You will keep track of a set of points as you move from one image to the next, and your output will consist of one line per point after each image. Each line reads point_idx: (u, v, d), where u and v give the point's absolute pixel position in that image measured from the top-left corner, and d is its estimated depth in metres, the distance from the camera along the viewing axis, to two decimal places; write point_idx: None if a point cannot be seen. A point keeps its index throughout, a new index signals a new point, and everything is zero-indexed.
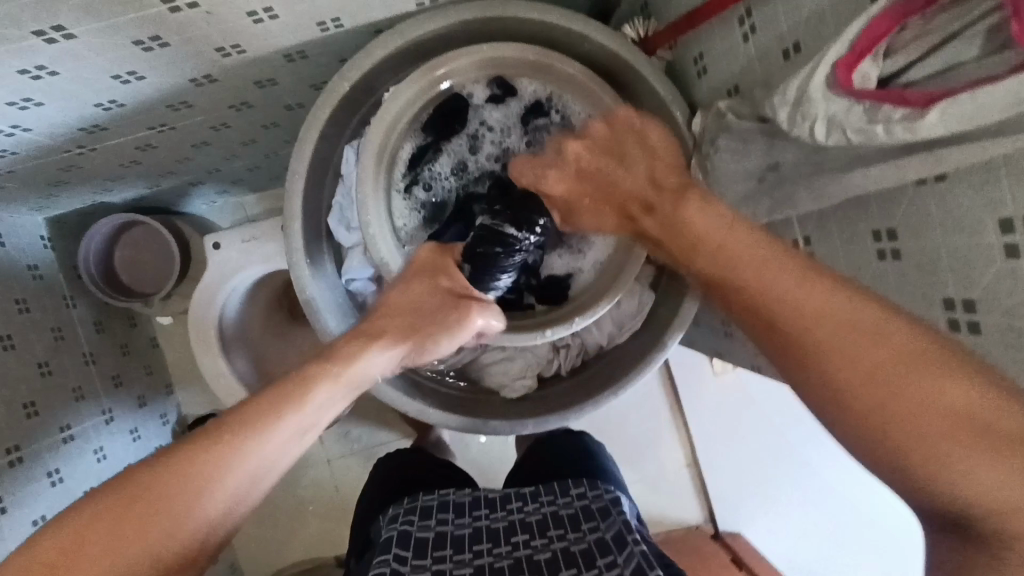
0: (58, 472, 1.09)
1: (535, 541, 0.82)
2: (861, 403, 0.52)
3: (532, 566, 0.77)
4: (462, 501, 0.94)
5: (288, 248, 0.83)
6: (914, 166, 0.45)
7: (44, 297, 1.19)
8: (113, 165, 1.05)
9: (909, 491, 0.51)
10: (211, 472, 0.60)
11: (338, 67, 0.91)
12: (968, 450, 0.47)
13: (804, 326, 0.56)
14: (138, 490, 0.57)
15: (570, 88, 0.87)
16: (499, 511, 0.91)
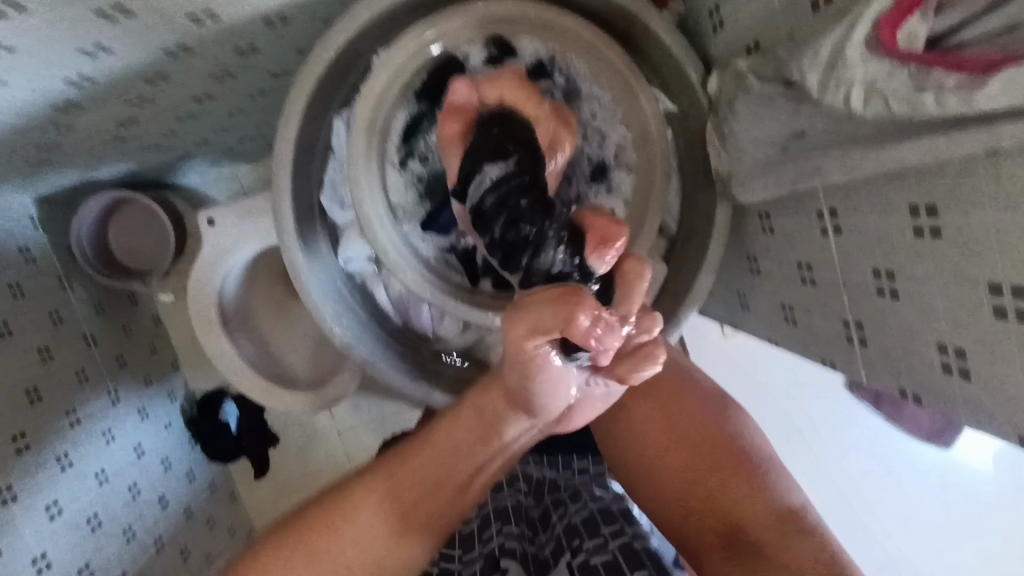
0: (67, 457, 1.08)
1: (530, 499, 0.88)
2: (690, 469, 0.77)
3: (528, 524, 0.83)
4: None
5: (279, 232, 0.79)
6: (965, 139, 0.39)
7: (39, 280, 1.16)
8: (96, 142, 1.00)
9: (720, 532, 0.73)
10: (390, 495, 0.72)
11: (322, 29, 0.84)
12: (750, 477, 0.75)
13: (663, 425, 0.80)
14: (342, 504, 0.72)
15: (574, 47, 0.80)
16: (500, 471, 0.97)
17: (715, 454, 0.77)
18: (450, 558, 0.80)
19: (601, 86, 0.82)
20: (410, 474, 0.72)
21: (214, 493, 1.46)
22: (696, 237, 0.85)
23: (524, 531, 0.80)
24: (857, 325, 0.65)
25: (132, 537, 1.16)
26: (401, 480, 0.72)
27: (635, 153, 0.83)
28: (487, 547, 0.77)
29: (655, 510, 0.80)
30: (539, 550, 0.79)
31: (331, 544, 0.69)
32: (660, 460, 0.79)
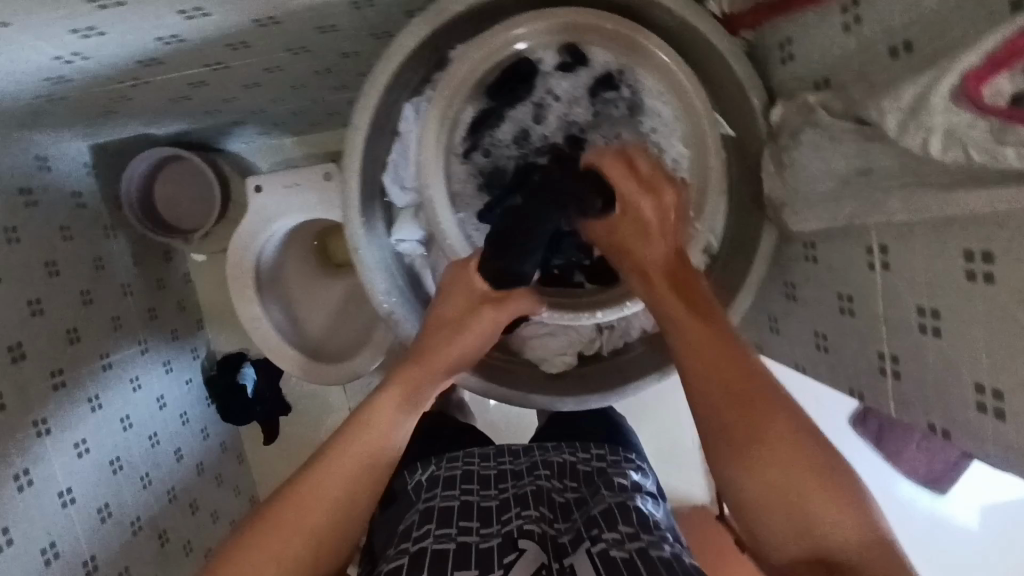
0: (97, 399, 1.11)
1: (549, 488, 0.92)
2: (766, 445, 0.61)
3: (549, 508, 0.87)
4: (487, 454, 1.04)
5: (346, 208, 0.83)
6: None
7: (87, 226, 1.19)
8: (163, 99, 1.03)
9: (799, 543, 0.59)
10: (346, 458, 0.69)
11: (402, 18, 0.87)
12: (846, 492, 0.59)
13: (725, 361, 0.66)
14: (308, 484, 0.67)
15: (644, 62, 0.82)
16: (519, 462, 1.00)
17: (796, 437, 0.61)
18: (468, 529, 0.83)
19: (666, 103, 0.84)
20: (375, 438, 0.72)
21: (225, 453, 1.50)
22: (739, 258, 0.88)
23: (545, 514, 0.85)
24: (892, 358, 0.68)
25: (147, 484, 1.19)
26: (372, 449, 0.71)
27: (691, 170, 0.84)
28: (507, 530, 0.81)
29: (726, 472, 0.64)
30: (560, 533, 0.82)
31: (303, 523, 0.65)
32: (722, 426, 0.64)
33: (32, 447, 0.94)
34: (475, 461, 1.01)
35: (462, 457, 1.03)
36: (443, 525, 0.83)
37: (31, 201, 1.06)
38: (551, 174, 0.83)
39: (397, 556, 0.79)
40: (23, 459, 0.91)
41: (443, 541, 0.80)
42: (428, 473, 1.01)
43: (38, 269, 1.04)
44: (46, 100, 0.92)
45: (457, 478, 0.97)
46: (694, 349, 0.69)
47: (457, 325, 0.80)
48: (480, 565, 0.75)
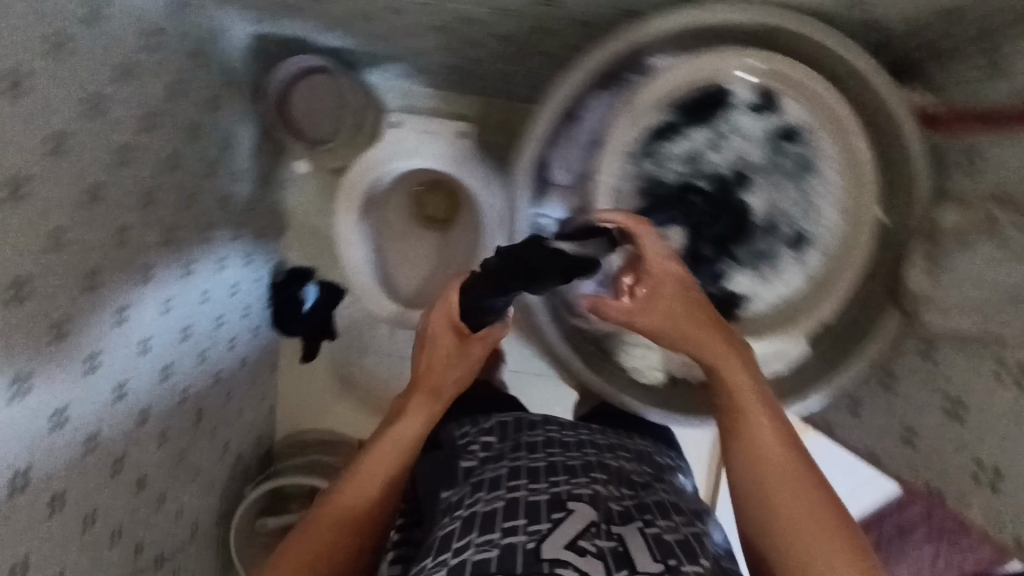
0: (190, 266, 1.16)
1: (601, 454, 0.87)
2: (796, 512, 0.66)
3: (602, 471, 0.82)
4: (535, 420, 0.99)
5: (516, 173, 0.89)
6: None
7: (228, 107, 1.23)
8: (349, 13, 1.07)
9: None
10: (381, 450, 0.81)
11: (614, 16, 0.91)
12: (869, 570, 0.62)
13: (773, 434, 0.72)
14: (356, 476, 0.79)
15: (828, 125, 0.86)
16: (571, 429, 0.94)
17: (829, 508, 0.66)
18: (518, 487, 0.79)
19: (834, 171, 0.87)
20: (402, 440, 0.83)
21: (264, 358, 1.53)
22: (854, 336, 0.91)
23: (601, 478, 0.81)
24: (989, 470, 0.70)
25: (202, 361, 1.23)
26: (400, 447, 0.83)
27: (836, 239, 0.88)
28: (556, 490, 0.77)
29: (750, 521, 0.69)
30: (614, 494, 0.78)
31: (350, 504, 0.77)
32: (757, 478, 0.70)
33: (133, 291, 0.99)
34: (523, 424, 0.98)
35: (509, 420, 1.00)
36: (493, 489, 0.80)
37: (195, 67, 1.10)
38: (710, 203, 0.87)
39: (449, 521, 0.78)
40: (123, 299, 0.97)
41: (493, 501, 0.77)
42: (469, 438, 0.97)
43: (181, 131, 1.07)
44: None
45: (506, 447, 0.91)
46: (747, 421, 0.74)
47: (452, 356, 0.92)
48: (529, 517, 0.72)
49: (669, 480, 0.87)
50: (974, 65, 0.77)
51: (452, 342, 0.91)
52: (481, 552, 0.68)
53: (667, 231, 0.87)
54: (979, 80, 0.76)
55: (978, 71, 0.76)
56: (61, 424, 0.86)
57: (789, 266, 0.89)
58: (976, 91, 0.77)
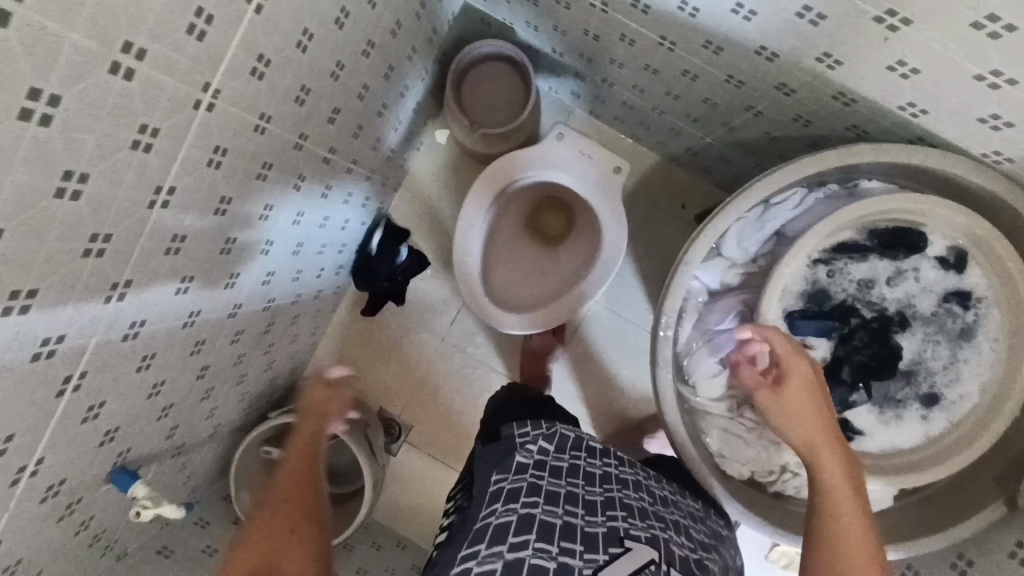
0: (329, 190, 1.16)
1: (657, 503, 0.79)
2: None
3: (660, 519, 0.75)
4: (597, 444, 0.89)
5: (701, 229, 0.89)
6: None
7: (420, 58, 1.25)
8: (580, 24, 1.10)
9: None
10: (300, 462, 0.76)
11: (834, 128, 0.93)
12: None
13: (855, 531, 0.66)
14: (264, 524, 0.65)
15: (1005, 306, 0.87)
16: (628, 467, 0.86)
17: None
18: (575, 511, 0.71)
19: (993, 350, 0.88)
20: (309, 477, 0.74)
21: (332, 298, 1.53)
22: (945, 511, 0.91)
23: (659, 526, 0.73)
24: None
25: (295, 279, 1.22)
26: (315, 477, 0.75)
27: (970, 414, 0.88)
28: (613, 526, 0.69)
29: None
30: (674, 543, 0.71)
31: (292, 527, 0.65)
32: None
33: (284, 193, 0.98)
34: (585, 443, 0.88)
35: (574, 433, 0.90)
36: (551, 501, 0.73)
37: (420, 13, 1.12)
38: (865, 330, 0.88)
39: (503, 513, 0.70)
40: (274, 196, 0.95)
41: (551, 513, 0.70)
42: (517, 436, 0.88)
43: (384, 66, 1.10)
44: None
45: (564, 461, 0.82)
46: (828, 511, 0.68)
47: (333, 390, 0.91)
48: (585, 543, 0.66)
49: (721, 552, 0.80)
50: None
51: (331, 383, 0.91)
52: (537, 559, 0.63)
53: (814, 340, 0.89)
54: None
55: None
56: (185, 290, 0.85)
57: (913, 419, 0.89)
58: None
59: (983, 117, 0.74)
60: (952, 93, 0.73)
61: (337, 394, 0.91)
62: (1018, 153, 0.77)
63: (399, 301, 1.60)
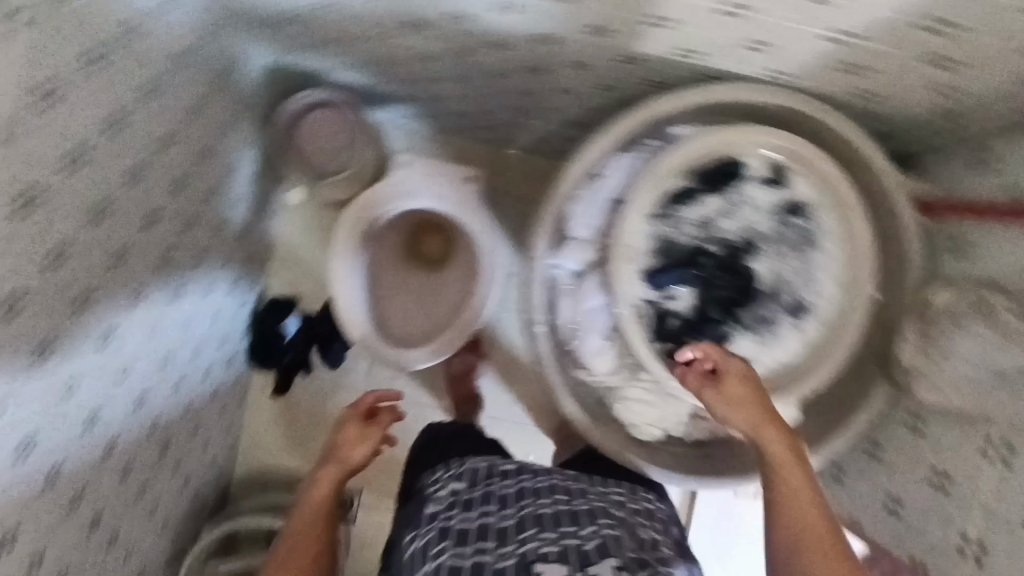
0: (180, 289, 1.10)
1: (574, 501, 0.80)
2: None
3: (574, 520, 0.75)
4: (508, 466, 0.89)
5: (540, 219, 0.92)
6: None
7: (237, 131, 1.21)
8: (377, 54, 1.09)
9: None
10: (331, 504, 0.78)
11: (637, 87, 0.96)
12: None
13: (808, 509, 0.67)
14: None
15: (834, 204, 0.91)
16: (546, 474, 0.87)
17: None
18: (483, 549, 0.72)
19: (835, 248, 0.92)
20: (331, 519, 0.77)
21: (235, 391, 1.46)
22: (844, 406, 0.95)
23: (572, 528, 0.74)
24: (979, 544, 0.75)
25: (177, 390, 1.15)
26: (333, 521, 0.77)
27: (834, 311, 0.93)
28: (524, 549, 0.71)
29: None
30: (586, 541, 0.71)
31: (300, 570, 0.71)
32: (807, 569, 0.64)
33: (123, 310, 0.92)
34: (495, 468, 0.88)
35: (483, 462, 0.90)
36: (461, 543, 0.74)
37: (216, 88, 1.08)
38: (718, 266, 0.92)
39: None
40: (113, 317, 0.89)
41: (460, 558, 0.72)
42: (432, 484, 0.89)
43: (195, 151, 1.05)
44: (296, 13, 0.96)
45: (477, 493, 0.83)
46: (785, 499, 0.69)
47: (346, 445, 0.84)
48: None
49: (652, 528, 0.80)
50: (966, 159, 0.85)
51: (357, 425, 0.87)
52: None
53: (675, 291, 0.93)
54: (969, 174, 0.85)
55: (969, 164, 0.85)
56: (29, 459, 0.75)
57: (788, 332, 0.93)
58: (966, 186, 0.85)
59: (750, 44, 0.77)
60: (710, 29, 0.75)
61: (366, 434, 0.86)
62: (791, 67, 0.81)
63: (327, 364, 1.56)
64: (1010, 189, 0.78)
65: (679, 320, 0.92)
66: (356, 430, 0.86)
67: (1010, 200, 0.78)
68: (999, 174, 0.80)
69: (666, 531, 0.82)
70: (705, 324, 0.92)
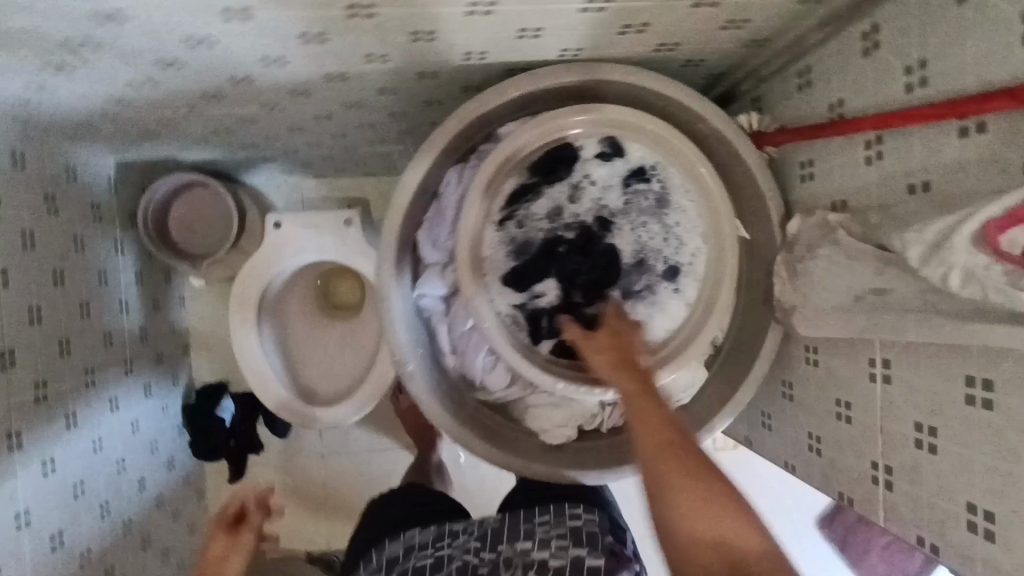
0: (74, 416, 1.06)
1: (494, 552, 0.84)
2: (689, 498, 0.64)
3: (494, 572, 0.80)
4: (427, 537, 0.92)
5: (380, 254, 0.85)
6: None
7: (98, 239, 1.17)
8: (205, 129, 1.05)
9: None
10: None
11: (456, 92, 0.93)
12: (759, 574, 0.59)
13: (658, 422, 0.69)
14: None
15: (676, 161, 0.90)
16: (466, 532, 0.91)
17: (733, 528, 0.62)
18: None
19: (691, 200, 0.91)
20: None
21: (186, 488, 1.43)
22: (743, 353, 0.93)
23: None
24: (885, 468, 0.73)
25: (106, 514, 1.12)
26: None
27: (706, 266, 0.90)
28: None
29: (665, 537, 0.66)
30: None
31: None
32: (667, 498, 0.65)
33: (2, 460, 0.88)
34: (413, 547, 0.90)
35: (402, 546, 0.92)
36: None
37: (53, 207, 1.05)
38: (577, 252, 0.90)
39: None
40: None
41: None
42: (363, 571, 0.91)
43: (46, 278, 1.02)
44: (99, 116, 0.93)
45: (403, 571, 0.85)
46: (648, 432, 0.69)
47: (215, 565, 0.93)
48: None
49: (575, 550, 0.84)
50: (793, 80, 0.84)
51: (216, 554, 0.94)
52: None
53: (541, 286, 0.90)
54: (797, 94, 0.83)
55: (797, 85, 0.83)
56: None
57: (669, 298, 0.91)
58: (796, 107, 0.84)
59: (518, 32, 0.72)
60: (480, 31, 0.70)
61: (233, 546, 0.96)
62: (581, 42, 0.77)
63: (283, 435, 1.54)
64: (834, 105, 0.76)
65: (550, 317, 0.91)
66: (221, 546, 0.96)
67: (834, 114, 0.76)
68: (824, 92, 0.78)
69: (594, 545, 0.86)
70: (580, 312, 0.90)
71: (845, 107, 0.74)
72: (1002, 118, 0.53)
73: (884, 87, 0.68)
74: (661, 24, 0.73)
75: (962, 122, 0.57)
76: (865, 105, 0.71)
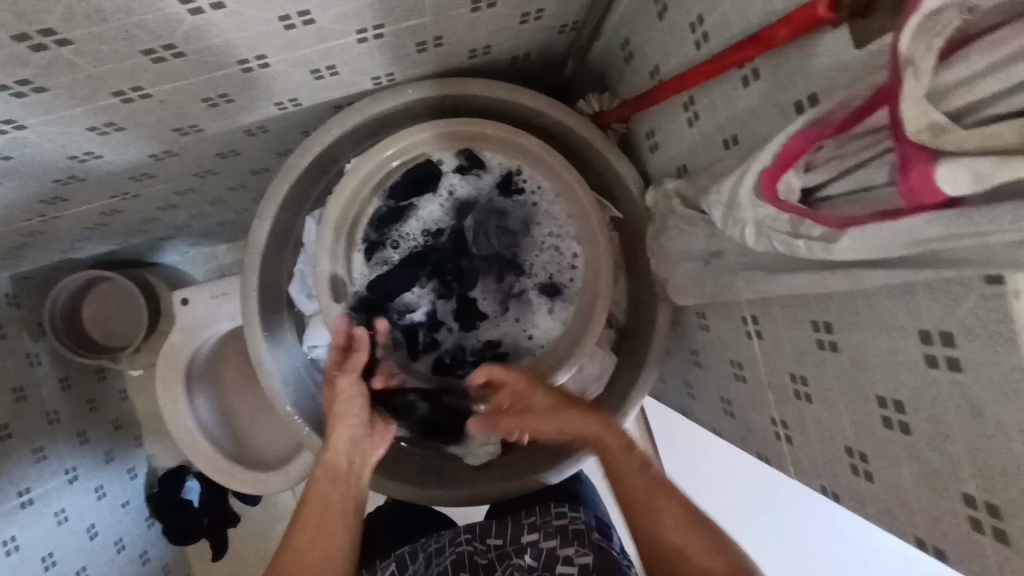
0: (13, 540, 1.05)
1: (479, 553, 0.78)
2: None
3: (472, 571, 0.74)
4: (414, 547, 0.85)
5: (247, 304, 0.85)
6: (856, 277, 0.43)
7: (7, 357, 1.17)
8: (78, 228, 1.05)
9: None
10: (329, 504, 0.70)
11: (300, 137, 0.92)
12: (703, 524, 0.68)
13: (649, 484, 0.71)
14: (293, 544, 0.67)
15: (531, 160, 0.88)
16: (458, 533, 0.84)
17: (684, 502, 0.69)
18: None
19: (559, 204, 0.89)
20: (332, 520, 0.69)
21: None
22: (642, 331, 0.90)
23: None
24: (782, 423, 0.69)
25: None
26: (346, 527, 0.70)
27: (584, 268, 0.88)
28: None
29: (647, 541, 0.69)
30: None
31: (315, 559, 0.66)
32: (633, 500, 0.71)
33: None
34: (398, 560, 0.85)
35: (389, 562, 0.85)
36: None
37: None
38: (443, 261, 0.89)
39: None
40: None
41: None
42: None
43: None
44: None
45: None
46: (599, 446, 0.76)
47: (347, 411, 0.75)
48: None
49: (561, 549, 0.76)
50: (619, 53, 0.80)
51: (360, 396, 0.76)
52: None
53: (413, 300, 0.89)
54: (626, 67, 0.79)
55: (623, 58, 0.79)
56: None
57: (548, 313, 0.89)
58: (628, 79, 0.80)
59: (314, 74, 0.71)
60: (272, 80, 0.70)
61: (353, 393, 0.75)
62: (389, 67, 0.76)
63: (255, 503, 1.49)
64: (653, 72, 0.73)
65: (426, 327, 0.89)
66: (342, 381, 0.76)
67: (655, 80, 0.73)
68: (642, 61, 0.75)
69: (582, 542, 0.77)
70: (462, 325, 0.90)
71: (660, 72, 0.71)
72: (767, 61, 0.52)
73: (679, 49, 0.66)
74: (454, 34, 0.72)
75: (741, 71, 0.56)
76: (673, 68, 0.68)
